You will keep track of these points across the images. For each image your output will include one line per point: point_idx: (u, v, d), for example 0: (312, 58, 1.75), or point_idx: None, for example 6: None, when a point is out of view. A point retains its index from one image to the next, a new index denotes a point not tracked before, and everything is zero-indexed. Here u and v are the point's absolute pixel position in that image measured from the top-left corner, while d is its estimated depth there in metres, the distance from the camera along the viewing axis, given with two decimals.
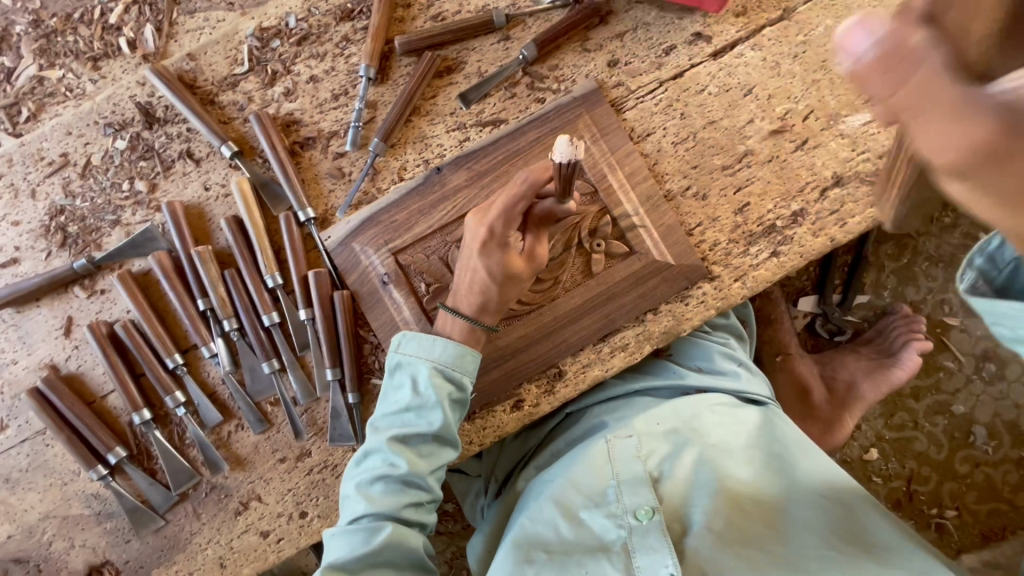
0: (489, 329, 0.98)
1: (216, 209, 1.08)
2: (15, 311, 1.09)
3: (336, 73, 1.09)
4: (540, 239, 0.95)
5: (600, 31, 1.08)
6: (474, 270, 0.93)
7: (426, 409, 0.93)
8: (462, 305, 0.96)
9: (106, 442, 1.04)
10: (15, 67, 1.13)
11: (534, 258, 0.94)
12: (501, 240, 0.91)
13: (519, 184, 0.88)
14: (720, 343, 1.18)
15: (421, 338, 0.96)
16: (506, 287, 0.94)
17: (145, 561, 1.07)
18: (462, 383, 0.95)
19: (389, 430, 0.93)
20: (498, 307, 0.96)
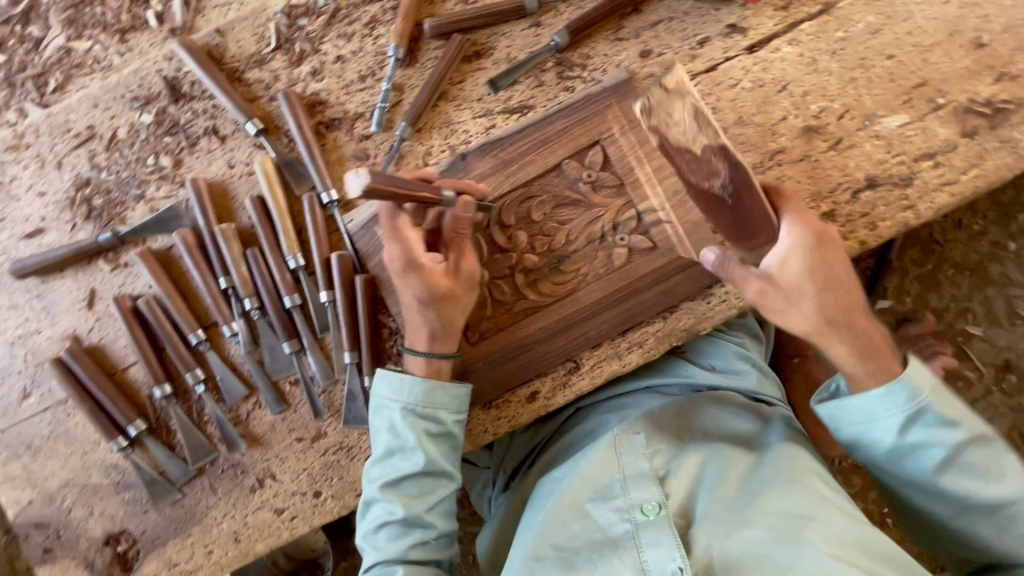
0: (448, 357, 0.97)
1: (239, 187, 1.08)
2: (40, 281, 1.10)
3: (363, 54, 1.07)
4: (465, 254, 0.93)
5: (633, 21, 1.06)
6: (405, 296, 0.94)
7: (407, 451, 0.94)
8: (416, 339, 0.98)
9: (127, 414, 1.06)
10: (44, 37, 1.13)
11: (460, 275, 0.93)
12: (410, 264, 0.90)
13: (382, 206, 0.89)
14: (736, 344, 1.18)
15: (389, 380, 0.96)
16: (444, 307, 0.93)
17: (162, 531, 1.09)
18: (439, 418, 0.95)
19: (380, 476, 0.94)
20: (448, 333, 0.96)
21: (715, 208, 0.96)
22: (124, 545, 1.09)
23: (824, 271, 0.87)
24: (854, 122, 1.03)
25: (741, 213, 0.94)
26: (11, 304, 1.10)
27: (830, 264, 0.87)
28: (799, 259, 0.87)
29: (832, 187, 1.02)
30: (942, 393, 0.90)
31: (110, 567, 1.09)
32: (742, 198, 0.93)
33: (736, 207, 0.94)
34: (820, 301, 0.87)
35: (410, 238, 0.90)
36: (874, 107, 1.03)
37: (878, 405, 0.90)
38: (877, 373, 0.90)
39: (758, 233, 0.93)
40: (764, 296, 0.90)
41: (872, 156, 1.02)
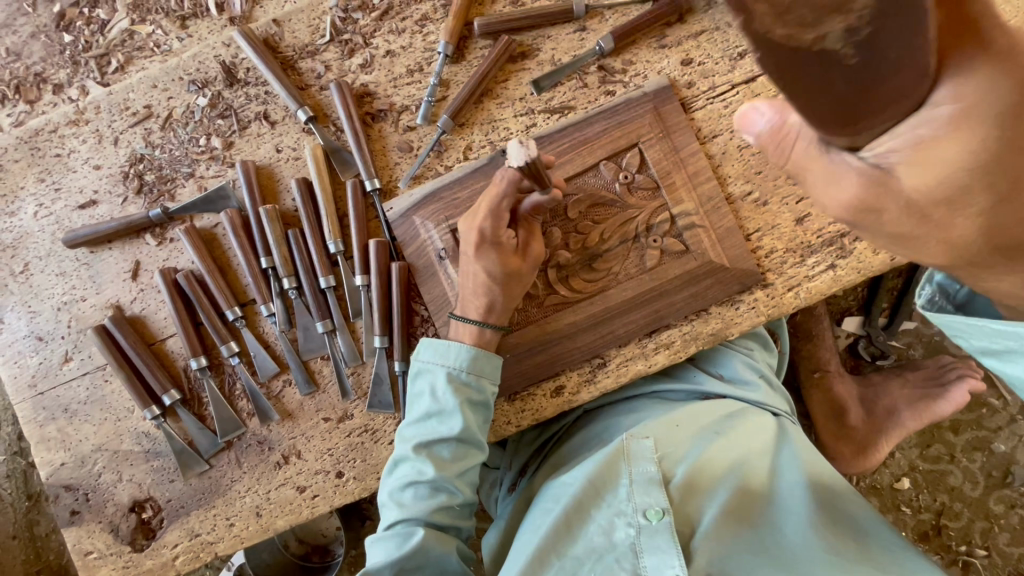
0: (497, 331, 1.00)
1: (286, 170, 1.11)
2: (89, 251, 1.14)
3: (412, 50, 1.11)
4: (533, 234, 1.00)
5: (677, 30, 1.09)
6: (474, 273, 0.97)
7: (445, 414, 0.96)
8: (469, 311, 0.99)
9: (162, 383, 1.09)
10: (109, 19, 1.19)
11: (528, 254, 0.99)
12: (495, 238, 0.95)
13: (500, 182, 0.94)
14: (747, 358, 1.17)
15: (437, 346, 0.99)
16: (509, 285, 0.98)
17: (187, 501, 1.11)
18: (481, 386, 0.98)
19: (415, 436, 0.96)
20: (504, 309, 0.99)
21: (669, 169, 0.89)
22: (148, 513, 1.12)
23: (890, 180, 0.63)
24: None
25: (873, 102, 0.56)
26: (59, 271, 1.14)
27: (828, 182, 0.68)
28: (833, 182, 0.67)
29: None
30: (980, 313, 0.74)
31: (134, 532, 1.12)
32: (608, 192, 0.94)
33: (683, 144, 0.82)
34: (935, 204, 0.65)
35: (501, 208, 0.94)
36: None
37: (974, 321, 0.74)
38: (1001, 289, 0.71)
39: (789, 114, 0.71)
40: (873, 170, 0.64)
41: None
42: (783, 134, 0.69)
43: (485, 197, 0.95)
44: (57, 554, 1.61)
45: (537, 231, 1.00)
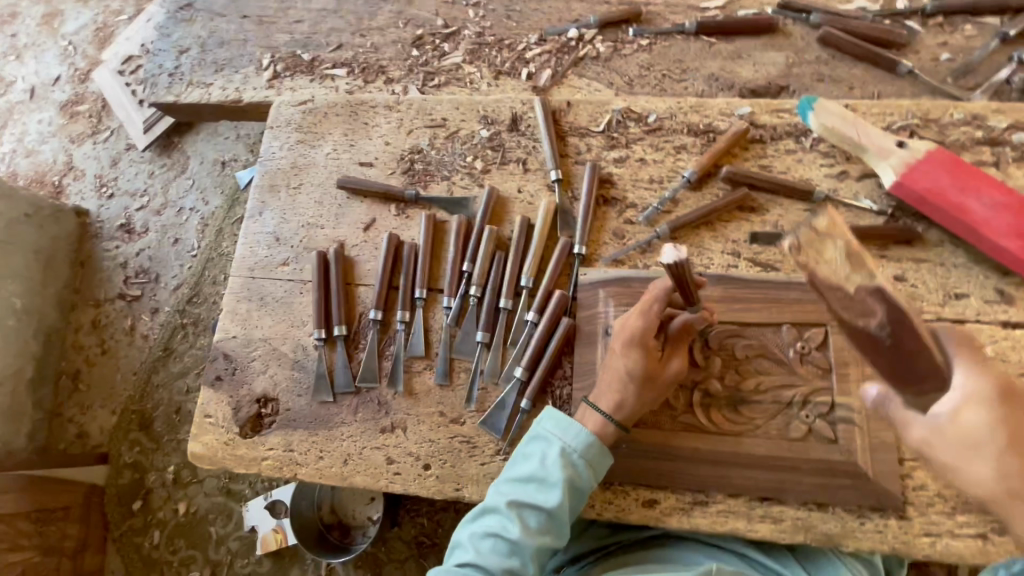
0: (620, 428, 1.07)
1: (517, 207, 1.32)
2: (345, 195, 1.41)
3: (662, 165, 1.30)
4: (679, 353, 1.08)
5: (902, 248, 1.16)
6: (616, 369, 1.07)
7: (545, 485, 1.03)
8: (601, 402, 1.07)
9: (341, 316, 1.28)
10: (449, 53, 1.55)
11: (669, 368, 1.07)
12: (643, 341, 1.05)
13: (653, 288, 1.06)
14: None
15: (558, 420, 1.07)
16: (642, 390, 1.06)
17: (300, 418, 1.25)
18: (585, 473, 1.04)
19: (512, 493, 1.04)
20: (632, 409, 1.06)
21: (872, 349, 0.92)
22: (267, 411, 1.27)
23: (1010, 434, 0.82)
24: None
25: (904, 356, 0.89)
26: (318, 199, 1.42)
27: (1017, 422, 0.82)
28: (979, 415, 0.83)
29: None
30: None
31: (249, 420, 1.27)
32: (903, 343, 0.88)
33: (895, 349, 0.89)
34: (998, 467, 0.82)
35: (654, 318, 1.05)
36: None
37: None
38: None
39: (925, 378, 0.88)
40: (930, 448, 0.87)
41: None
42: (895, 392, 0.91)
43: (638, 304, 1.07)
44: (153, 405, 1.83)
45: (681, 350, 1.08)
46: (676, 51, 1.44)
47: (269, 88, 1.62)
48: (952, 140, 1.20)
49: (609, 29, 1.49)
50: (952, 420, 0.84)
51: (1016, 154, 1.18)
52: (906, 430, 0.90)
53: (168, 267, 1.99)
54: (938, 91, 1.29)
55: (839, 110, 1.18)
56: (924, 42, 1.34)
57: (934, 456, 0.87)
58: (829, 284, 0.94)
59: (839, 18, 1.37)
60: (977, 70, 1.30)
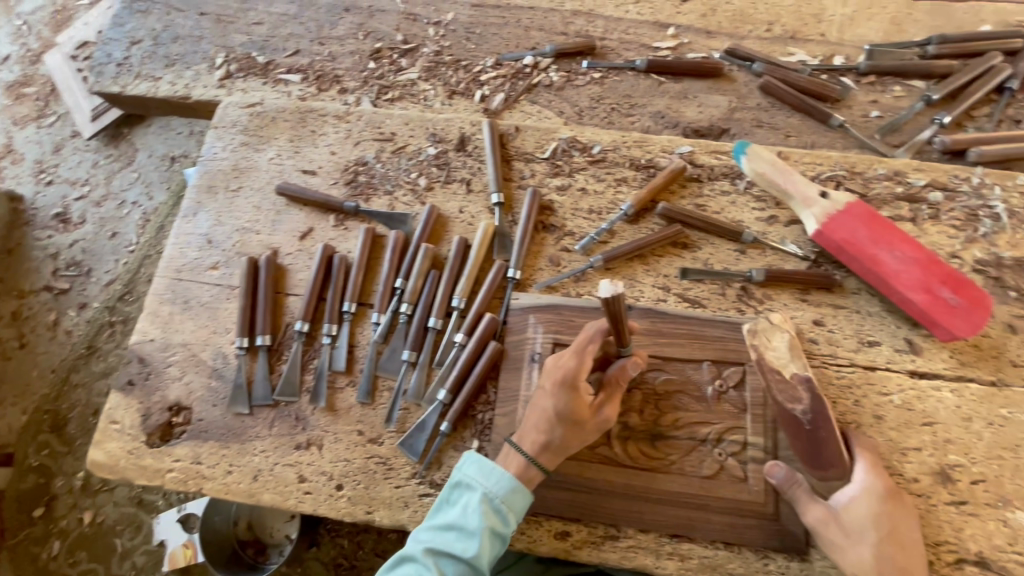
0: (542, 470, 1.05)
1: (456, 227, 1.31)
2: (284, 203, 1.38)
3: (602, 197, 1.32)
4: (612, 398, 1.05)
5: (822, 294, 1.20)
6: (543, 409, 1.05)
7: (464, 533, 1.00)
8: (525, 443, 1.06)
9: (265, 325, 1.24)
10: (405, 68, 1.55)
11: (599, 413, 1.04)
12: (573, 384, 1.01)
13: (589, 331, 1.04)
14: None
15: (481, 465, 1.05)
16: (566, 432, 1.03)
17: (212, 429, 1.20)
18: (507, 518, 1.02)
19: (429, 541, 1.00)
20: (556, 451, 1.04)
21: (793, 431, 1.04)
22: (178, 420, 1.22)
23: (888, 526, 0.97)
24: (987, 495, 1.04)
25: (816, 442, 1.02)
26: (256, 204, 1.38)
27: (899, 520, 0.98)
28: (869, 504, 0.98)
29: (938, 540, 1.02)
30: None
31: (157, 429, 1.21)
32: (819, 430, 1.03)
33: (812, 434, 1.03)
34: (877, 551, 0.95)
35: (586, 362, 1.02)
36: (1013, 495, 1.04)
37: None
38: None
39: (830, 466, 1.02)
40: (825, 526, 0.98)
41: (991, 536, 1.02)
42: (792, 479, 1.02)
43: (574, 343, 1.05)
44: (69, 406, 1.74)
45: (615, 397, 1.04)
46: (626, 86, 1.47)
47: (220, 87, 1.59)
48: (874, 194, 1.26)
49: (564, 60, 1.52)
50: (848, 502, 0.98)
51: (932, 212, 1.24)
52: (804, 508, 1.00)
53: (102, 262, 1.91)
54: (866, 146, 1.36)
55: (770, 157, 1.22)
56: (856, 99, 1.41)
57: (826, 535, 0.98)
58: (772, 366, 1.06)
59: (779, 70, 1.43)
60: (903, 131, 1.37)
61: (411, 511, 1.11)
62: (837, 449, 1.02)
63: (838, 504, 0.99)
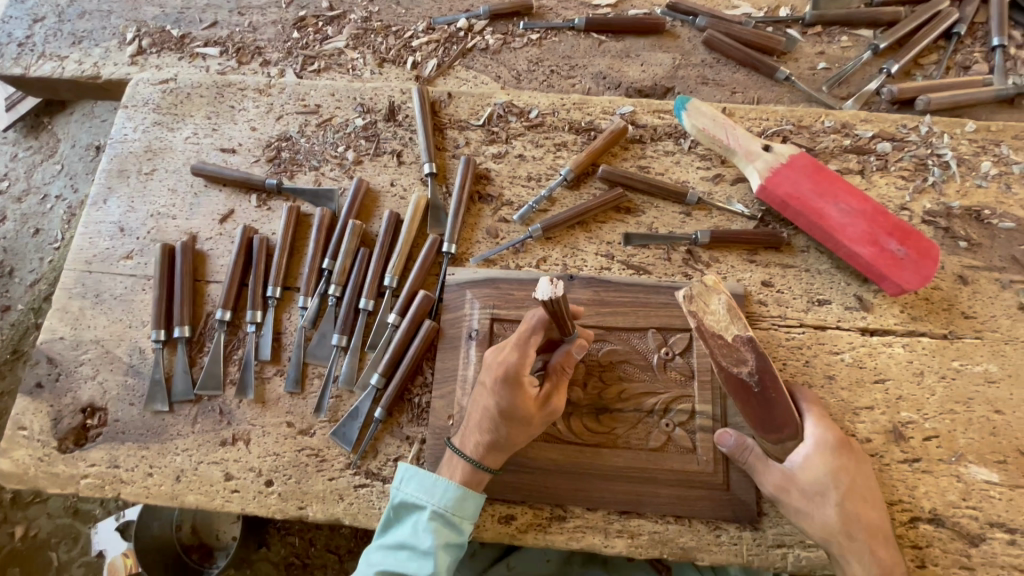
0: (490, 471, 0.97)
1: (388, 202, 1.23)
2: (203, 184, 1.28)
3: (541, 163, 1.25)
4: (559, 387, 0.96)
5: (769, 254, 1.15)
6: (484, 408, 0.95)
7: (417, 552, 0.91)
8: (468, 446, 0.97)
9: (183, 315, 1.15)
10: (332, 37, 1.45)
11: (546, 406, 0.95)
12: (518, 382, 0.90)
13: (528, 319, 0.91)
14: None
15: (424, 478, 0.96)
16: (512, 430, 0.94)
17: (129, 430, 1.11)
18: (461, 529, 0.94)
19: (381, 563, 0.92)
20: (503, 451, 0.96)
21: (742, 396, 0.98)
22: (93, 422, 1.13)
23: (847, 481, 0.93)
24: (939, 451, 1.01)
25: (766, 402, 0.97)
26: (172, 187, 1.28)
27: (853, 472, 0.94)
28: (824, 461, 0.93)
29: (892, 500, 0.99)
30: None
31: (70, 433, 1.12)
32: (769, 390, 0.97)
33: (762, 396, 0.97)
34: (841, 508, 0.91)
35: (531, 356, 0.90)
36: (965, 448, 1.01)
37: None
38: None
39: (783, 427, 0.96)
40: (785, 493, 0.93)
41: (944, 492, 0.99)
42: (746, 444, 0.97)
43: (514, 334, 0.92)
44: None
45: (562, 385, 0.96)
46: (565, 47, 1.40)
47: (132, 65, 1.47)
48: (822, 147, 1.21)
49: (499, 22, 1.44)
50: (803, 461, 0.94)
51: (880, 163, 1.19)
52: (762, 474, 0.95)
53: (26, 261, 1.78)
54: (814, 100, 1.31)
55: (710, 113, 1.17)
56: (802, 52, 1.36)
57: (788, 502, 0.93)
58: (712, 332, 0.98)
59: (723, 23, 1.36)
60: (850, 83, 1.32)
61: (346, 504, 1.04)
62: (788, 407, 0.97)
63: (792, 467, 0.94)
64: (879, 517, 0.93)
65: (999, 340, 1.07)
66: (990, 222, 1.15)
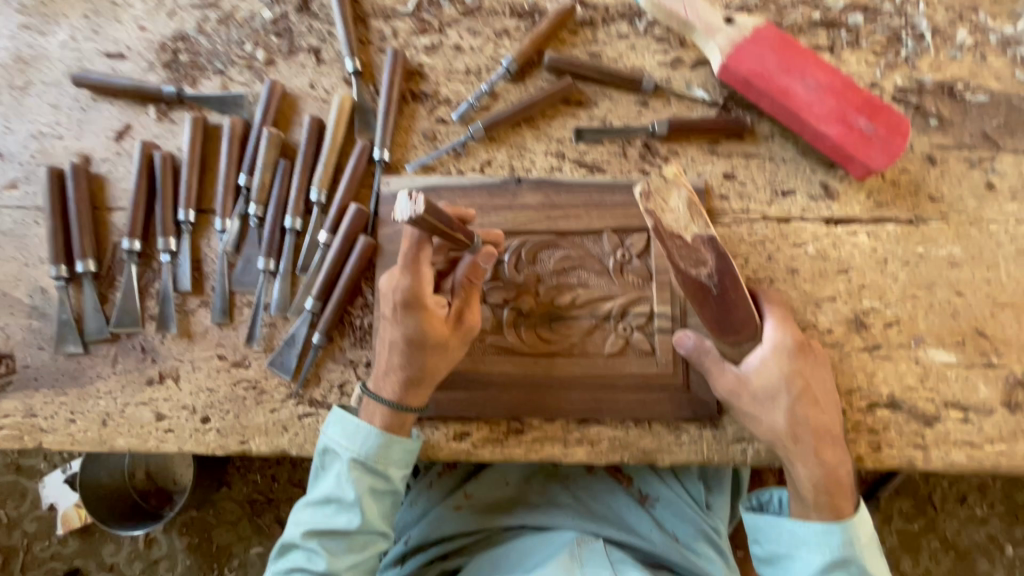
0: (416, 411, 0.89)
1: (308, 107, 1.08)
2: (89, 97, 1.10)
3: (480, 54, 1.10)
4: (470, 301, 0.89)
5: (732, 144, 1.06)
6: (393, 342, 0.87)
7: (344, 504, 0.85)
8: (386, 390, 0.88)
9: (84, 248, 1.02)
10: None
11: (460, 324, 0.88)
12: (416, 303, 0.84)
13: (410, 237, 0.83)
14: (711, 523, 1.11)
15: (344, 425, 0.87)
16: (432, 357, 0.87)
17: (43, 376, 1.01)
18: (386, 474, 0.87)
19: (308, 521, 0.86)
20: (424, 385, 0.88)
21: (700, 299, 0.90)
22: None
23: (801, 384, 0.90)
24: (900, 337, 0.99)
25: (725, 306, 0.90)
26: (54, 102, 1.10)
27: (811, 375, 0.91)
28: (781, 365, 0.90)
29: (851, 388, 0.98)
30: (875, 553, 0.90)
31: None
32: (728, 292, 0.90)
33: (720, 299, 0.90)
34: (792, 411, 0.90)
35: (425, 276, 0.84)
36: (925, 333, 0.99)
37: (815, 535, 0.89)
38: (826, 509, 0.90)
39: (742, 330, 0.91)
40: (736, 398, 0.91)
41: (903, 377, 0.98)
42: (702, 350, 0.93)
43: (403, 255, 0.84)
44: None
45: (474, 298, 0.89)
46: None
47: None
48: (789, 22, 1.09)
49: None
50: (759, 367, 0.90)
51: (850, 37, 1.09)
52: (716, 379, 0.92)
53: None
54: None
55: None
56: None
57: (737, 406, 0.91)
58: (671, 232, 0.89)
59: None
60: None
61: (292, 435, 0.98)
62: (744, 310, 0.91)
63: (747, 373, 0.91)
64: (833, 418, 0.92)
65: (965, 221, 1.03)
66: (963, 97, 1.07)
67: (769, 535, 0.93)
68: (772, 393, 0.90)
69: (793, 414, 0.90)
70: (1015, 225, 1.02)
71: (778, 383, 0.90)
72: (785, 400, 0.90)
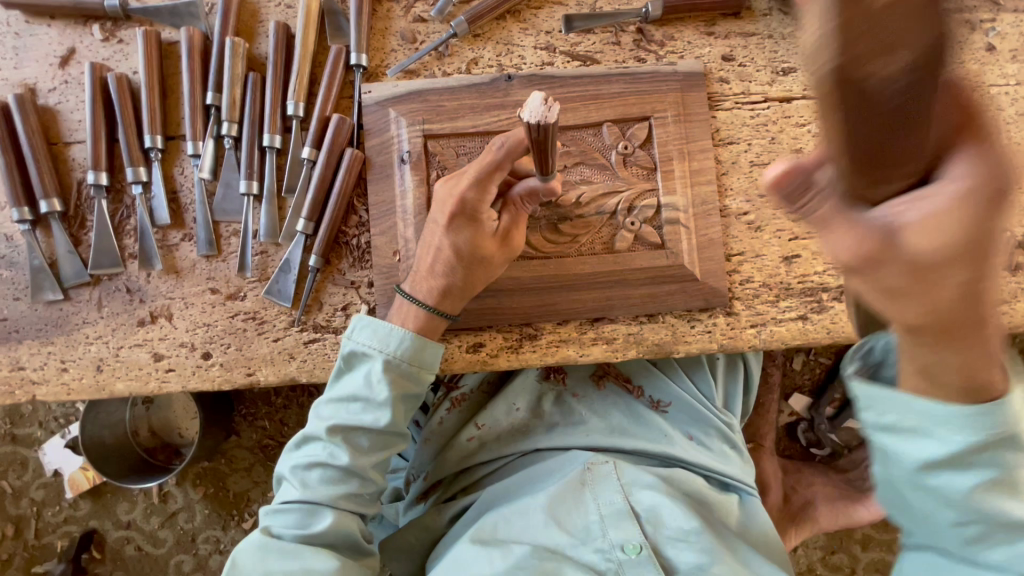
0: (446, 318, 0.87)
1: (272, 15, 0.99)
2: (22, 20, 0.99)
3: None
4: (519, 223, 0.87)
5: (729, 23, 1.01)
6: (438, 249, 0.86)
7: (373, 403, 0.82)
8: (420, 291, 0.87)
9: (45, 186, 0.94)
10: None
11: (508, 242, 0.86)
12: (474, 215, 0.83)
13: (494, 149, 0.80)
14: (725, 419, 1.13)
15: (377, 328, 0.84)
16: (473, 269, 0.86)
17: (24, 327, 0.95)
18: (419, 379, 0.85)
19: (334, 417, 0.82)
20: (460, 296, 0.87)
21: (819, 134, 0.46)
22: None
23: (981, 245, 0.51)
24: None
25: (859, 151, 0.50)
26: None
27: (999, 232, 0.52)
28: (956, 216, 0.50)
29: None
30: None
31: None
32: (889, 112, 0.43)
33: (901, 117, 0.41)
34: (952, 281, 0.53)
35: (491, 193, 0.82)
36: None
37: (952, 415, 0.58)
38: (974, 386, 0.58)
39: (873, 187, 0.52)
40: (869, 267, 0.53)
41: None
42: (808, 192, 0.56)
43: (472, 168, 0.82)
44: None
45: (523, 221, 0.88)
46: None
47: None
48: None
49: None
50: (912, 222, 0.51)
51: None
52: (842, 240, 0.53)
53: None
54: None
55: None
56: None
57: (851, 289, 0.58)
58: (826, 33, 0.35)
59: None
60: None
61: (299, 362, 0.94)
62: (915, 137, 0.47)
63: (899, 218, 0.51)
64: None
65: None
66: None
67: (886, 410, 0.62)
68: (923, 259, 0.52)
69: (948, 290, 0.53)
70: (1016, 87, 1.01)
71: (933, 249, 0.51)
72: (942, 272, 0.52)
